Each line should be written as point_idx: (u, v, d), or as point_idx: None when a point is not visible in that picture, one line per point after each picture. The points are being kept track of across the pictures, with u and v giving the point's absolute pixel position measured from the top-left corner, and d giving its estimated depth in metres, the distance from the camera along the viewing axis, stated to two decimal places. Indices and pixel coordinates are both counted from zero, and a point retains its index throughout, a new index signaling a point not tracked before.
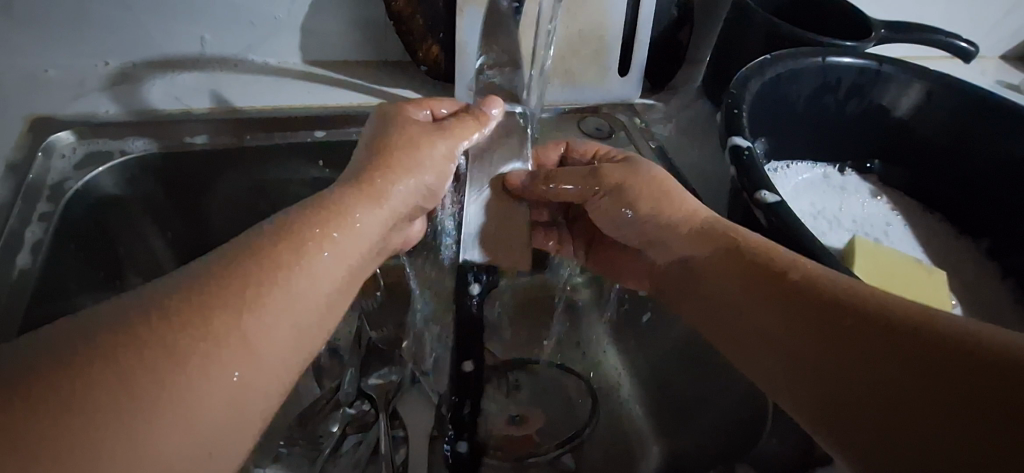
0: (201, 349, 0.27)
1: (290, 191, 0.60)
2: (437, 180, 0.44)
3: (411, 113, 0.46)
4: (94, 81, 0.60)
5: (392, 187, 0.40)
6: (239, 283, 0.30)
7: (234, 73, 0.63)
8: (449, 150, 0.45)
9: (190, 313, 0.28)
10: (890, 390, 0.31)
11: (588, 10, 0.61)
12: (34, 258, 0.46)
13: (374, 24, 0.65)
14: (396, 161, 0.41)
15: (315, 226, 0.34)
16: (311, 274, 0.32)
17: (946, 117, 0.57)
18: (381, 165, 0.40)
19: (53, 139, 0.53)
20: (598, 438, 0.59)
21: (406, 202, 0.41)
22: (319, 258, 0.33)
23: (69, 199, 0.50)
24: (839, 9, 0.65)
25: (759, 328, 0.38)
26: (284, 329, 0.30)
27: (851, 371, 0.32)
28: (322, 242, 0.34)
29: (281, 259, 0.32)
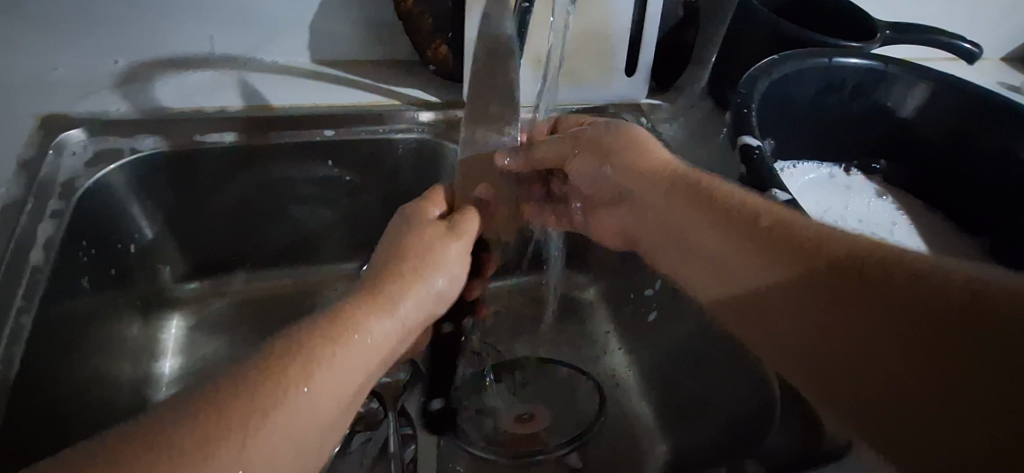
0: (239, 434, 0.29)
1: (298, 189, 0.60)
2: (449, 284, 0.44)
3: (425, 210, 0.47)
4: (102, 79, 0.60)
5: (403, 297, 0.40)
6: (275, 374, 0.31)
7: (242, 71, 0.63)
8: (461, 253, 0.46)
9: (231, 399, 0.30)
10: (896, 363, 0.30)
11: (595, 11, 0.62)
12: (46, 255, 0.46)
13: (382, 23, 0.65)
14: (411, 269, 0.42)
15: (346, 317, 0.36)
16: (339, 363, 0.34)
17: (948, 117, 0.58)
18: (399, 274, 0.41)
19: (63, 137, 0.54)
20: (605, 435, 0.59)
21: (418, 312, 0.41)
22: (348, 347, 0.35)
23: (79, 197, 0.50)
24: (843, 10, 0.65)
25: (761, 300, 0.37)
26: (311, 419, 0.32)
27: (857, 346, 0.32)
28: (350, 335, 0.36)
29: (317, 349, 0.34)
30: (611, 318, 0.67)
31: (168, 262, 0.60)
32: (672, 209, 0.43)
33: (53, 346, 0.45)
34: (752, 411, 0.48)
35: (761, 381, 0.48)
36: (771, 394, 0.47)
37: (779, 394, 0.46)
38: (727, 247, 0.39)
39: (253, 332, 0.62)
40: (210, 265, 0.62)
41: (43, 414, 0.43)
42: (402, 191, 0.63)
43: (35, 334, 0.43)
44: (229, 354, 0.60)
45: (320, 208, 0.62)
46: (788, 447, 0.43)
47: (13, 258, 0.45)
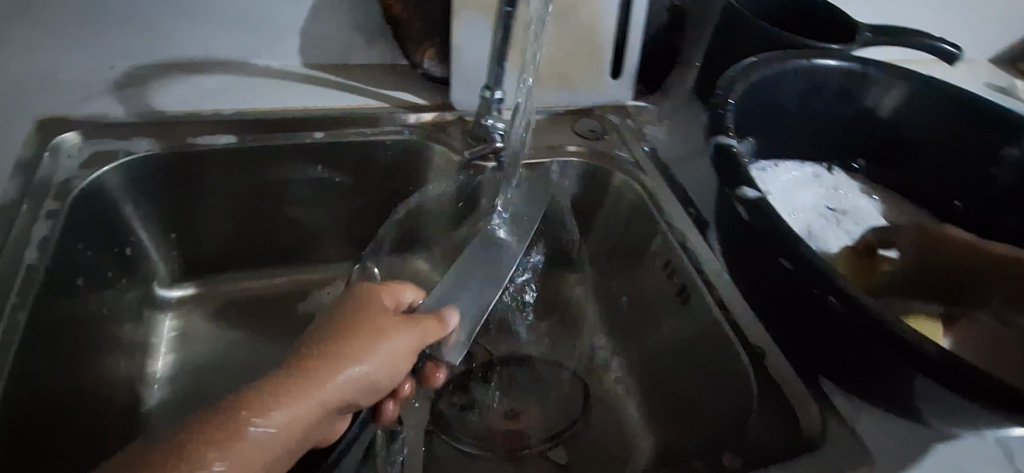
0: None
1: (288, 191, 0.62)
2: (406, 361, 0.42)
3: (379, 296, 0.45)
4: (100, 83, 0.61)
5: (331, 382, 0.38)
6: (220, 428, 0.34)
7: (236, 75, 0.64)
8: (412, 347, 0.42)
9: (197, 444, 0.33)
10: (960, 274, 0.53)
11: (581, 16, 0.63)
12: (41, 254, 0.47)
13: (374, 27, 0.66)
14: (370, 347, 0.40)
15: (309, 376, 0.38)
16: (272, 431, 0.35)
17: (968, 148, 0.58)
18: (362, 346, 0.40)
19: (59, 140, 0.55)
20: (591, 434, 0.60)
21: (351, 396, 0.39)
22: (284, 411, 0.36)
23: (75, 197, 0.52)
24: (827, 15, 0.67)
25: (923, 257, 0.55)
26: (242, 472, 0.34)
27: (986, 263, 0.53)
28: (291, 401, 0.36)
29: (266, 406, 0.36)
30: (601, 317, 0.68)
31: (163, 261, 0.61)
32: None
33: (48, 345, 0.46)
34: (732, 408, 0.49)
35: (740, 375, 0.49)
36: (750, 390, 0.47)
37: (758, 391, 0.47)
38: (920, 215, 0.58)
39: (247, 333, 0.63)
40: (203, 266, 0.63)
41: (38, 409, 0.44)
42: (393, 192, 0.64)
43: (30, 331, 0.44)
44: (224, 355, 0.61)
45: (311, 209, 0.63)
46: (771, 443, 0.43)
47: (9, 258, 0.46)
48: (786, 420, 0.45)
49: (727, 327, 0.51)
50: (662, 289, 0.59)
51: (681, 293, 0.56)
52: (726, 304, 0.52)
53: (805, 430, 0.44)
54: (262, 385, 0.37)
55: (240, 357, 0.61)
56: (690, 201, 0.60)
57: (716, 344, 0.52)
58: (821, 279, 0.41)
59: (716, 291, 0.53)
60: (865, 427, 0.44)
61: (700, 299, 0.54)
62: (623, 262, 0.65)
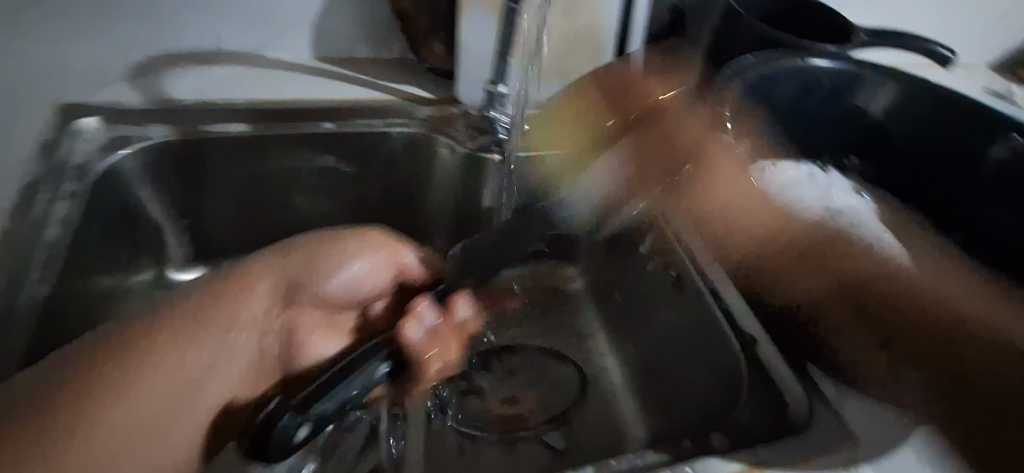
0: (113, 389, 0.43)
1: (296, 179, 0.63)
2: (346, 288, 0.52)
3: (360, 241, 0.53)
4: (117, 71, 0.63)
5: (331, 276, 0.52)
6: (182, 331, 0.48)
7: (248, 66, 0.66)
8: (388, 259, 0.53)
9: (119, 365, 0.45)
10: (918, 363, 0.47)
11: (583, 14, 0.65)
12: (60, 231, 0.49)
13: (383, 22, 0.68)
14: (313, 274, 0.52)
15: (207, 310, 0.50)
16: (176, 355, 0.47)
17: (947, 148, 0.59)
18: (299, 273, 0.52)
19: (77, 124, 0.57)
20: (587, 421, 0.61)
21: (346, 291, 0.53)
22: (173, 357, 0.47)
23: (93, 178, 0.54)
24: (823, 17, 0.68)
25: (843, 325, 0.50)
26: (174, 377, 0.47)
27: (927, 342, 0.49)
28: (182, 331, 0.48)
29: (125, 360, 0.45)
30: (598, 309, 0.70)
31: (173, 246, 0.63)
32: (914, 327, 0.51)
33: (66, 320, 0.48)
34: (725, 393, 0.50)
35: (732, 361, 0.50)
36: (742, 376, 0.49)
37: (750, 376, 0.48)
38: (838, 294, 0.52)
39: None
40: (207, 250, 0.65)
41: None
42: (398, 182, 0.66)
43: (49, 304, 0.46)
44: None
45: (318, 198, 0.65)
46: (759, 425, 0.45)
47: (30, 235, 0.48)
48: (774, 404, 0.46)
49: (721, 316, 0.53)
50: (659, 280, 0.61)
51: (677, 284, 0.59)
52: (717, 291, 0.55)
53: (792, 411, 0.45)
54: (200, 303, 0.50)
55: None
56: (687, 196, 0.62)
57: (709, 332, 0.54)
58: None
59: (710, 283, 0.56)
60: (854, 414, 0.45)
61: (695, 289, 0.56)
62: (620, 255, 0.67)
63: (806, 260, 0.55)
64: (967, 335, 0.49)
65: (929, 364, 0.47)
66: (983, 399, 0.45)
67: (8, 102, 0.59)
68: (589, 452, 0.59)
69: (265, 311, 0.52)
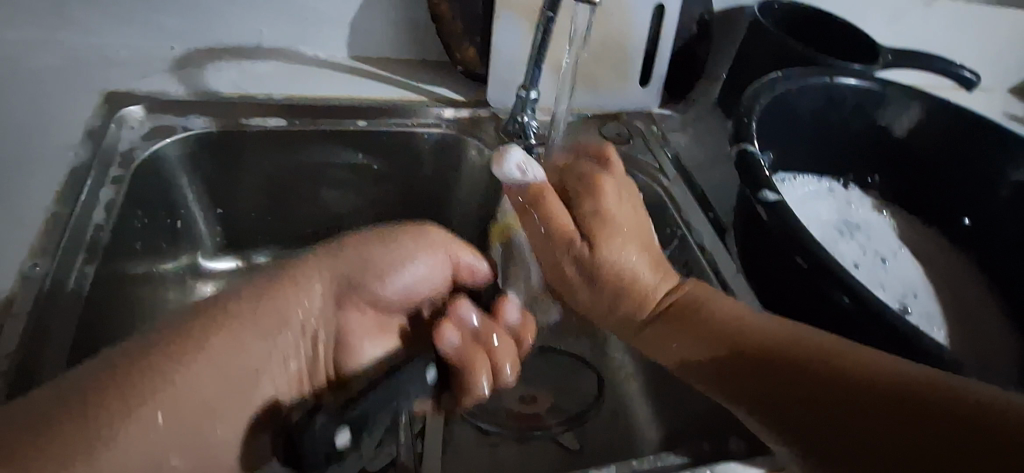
0: (144, 380, 0.34)
1: (328, 174, 0.65)
2: (410, 285, 0.48)
3: (424, 234, 0.48)
4: (160, 62, 0.65)
5: (389, 278, 0.46)
6: (259, 311, 0.40)
7: (286, 62, 0.68)
8: (446, 260, 0.49)
9: (139, 364, 0.35)
10: (879, 430, 0.37)
11: (615, 24, 0.66)
12: (107, 215, 0.51)
13: (418, 25, 0.70)
14: (372, 272, 0.45)
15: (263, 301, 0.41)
16: (242, 339, 0.39)
17: (972, 169, 0.61)
18: (360, 270, 0.45)
19: (124, 113, 0.59)
20: (602, 423, 0.63)
21: (400, 292, 0.48)
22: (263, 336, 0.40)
23: (137, 166, 0.55)
24: (849, 36, 0.70)
25: (757, 394, 0.41)
26: (238, 361, 0.39)
27: (816, 377, 0.40)
28: (277, 302, 0.41)
29: (163, 363, 0.35)
30: None
31: (206, 233, 0.65)
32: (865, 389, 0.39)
33: (108, 303, 0.50)
34: None
35: None
36: None
37: None
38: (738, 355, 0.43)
39: None
40: (240, 240, 0.67)
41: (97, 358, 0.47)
42: (425, 181, 0.68)
43: (95, 286, 0.47)
44: None
45: (348, 192, 0.67)
46: None
47: (77, 216, 0.50)
48: None
49: None
50: None
51: None
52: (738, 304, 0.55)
53: None
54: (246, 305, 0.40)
55: None
56: (710, 206, 0.63)
57: None
58: (834, 276, 0.44)
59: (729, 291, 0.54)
60: None
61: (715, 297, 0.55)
62: None
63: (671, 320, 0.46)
64: (832, 374, 0.39)
65: (902, 416, 0.37)
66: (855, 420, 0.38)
67: (54, 88, 0.61)
68: (603, 454, 0.60)
69: (319, 311, 0.44)
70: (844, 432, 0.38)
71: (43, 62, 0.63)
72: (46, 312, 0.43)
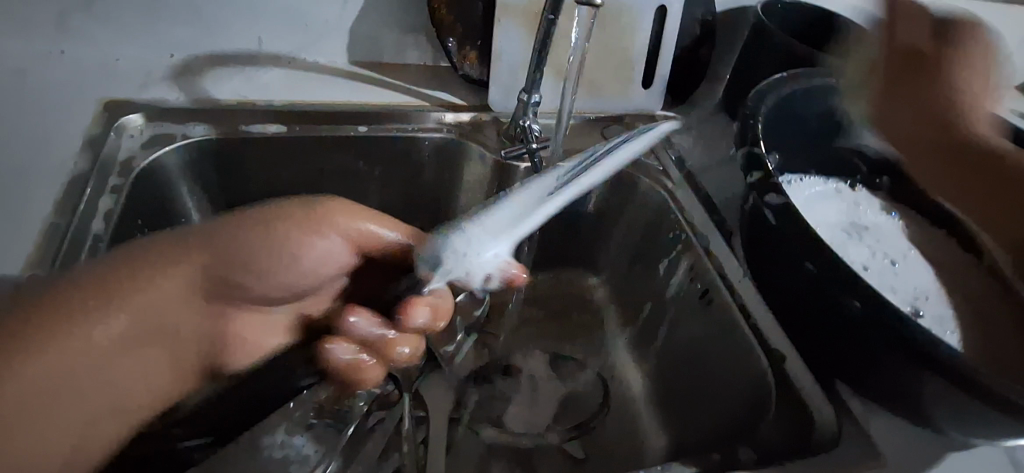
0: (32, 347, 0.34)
1: (330, 181, 0.65)
2: (310, 269, 0.47)
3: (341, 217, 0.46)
4: (160, 71, 0.65)
5: (288, 265, 0.46)
6: (75, 302, 0.36)
7: (286, 69, 0.68)
8: (334, 241, 0.46)
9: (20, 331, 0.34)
10: (966, 163, 0.50)
11: (616, 27, 0.66)
12: (106, 224, 0.50)
13: (418, 30, 0.69)
14: (254, 265, 0.44)
15: (132, 281, 0.38)
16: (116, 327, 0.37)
17: None
18: (228, 264, 0.43)
19: (123, 121, 0.58)
20: (607, 429, 0.62)
21: (284, 278, 0.46)
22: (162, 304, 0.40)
23: (136, 174, 0.55)
24: (855, 34, 0.69)
25: (934, 141, 0.50)
26: (117, 347, 0.38)
27: (929, 119, 0.50)
28: (120, 293, 0.38)
29: (33, 340, 0.34)
30: (620, 317, 0.70)
31: None
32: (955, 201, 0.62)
33: None
34: (750, 406, 0.50)
35: (758, 378, 0.50)
36: (767, 391, 0.49)
37: (775, 391, 0.48)
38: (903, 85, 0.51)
39: None
40: None
41: None
42: (426, 187, 0.67)
43: None
44: None
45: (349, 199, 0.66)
46: (783, 441, 0.45)
47: (75, 226, 0.49)
48: (801, 421, 0.46)
49: (747, 331, 0.52)
50: (683, 291, 0.61)
51: (704, 298, 0.58)
52: (745, 308, 0.54)
53: (819, 428, 0.45)
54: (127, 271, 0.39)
55: None
56: (715, 209, 0.62)
57: (736, 348, 0.53)
58: (842, 286, 0.43)
59: (739, 298, 0.55)
60: (879, 430, 0.47)
61: (724, 302, 0.55)
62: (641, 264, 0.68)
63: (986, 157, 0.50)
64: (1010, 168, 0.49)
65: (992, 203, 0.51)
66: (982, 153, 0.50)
67: (54, 98, 0.61)
68: (610, 461, 0.59)
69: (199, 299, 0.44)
70: (944, 165, 0.51)
71: (42, 73, 0.63)
72: None
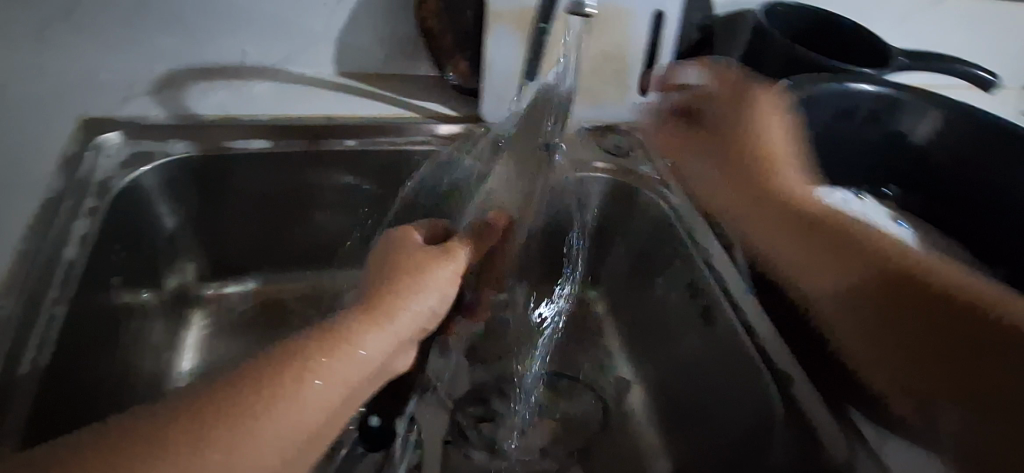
0: (227, 437, 0.31)
1: (318, 196, 0.63)
2: (430, 310, 0.44)
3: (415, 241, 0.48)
4: (141, 86, 0.63)
5: (399, 313, 0.42)
6: (274, 383, 0.34)
7: (272, 81, 0.66)
8: (453, 278, 0.46)
9: (225, 411, 0.31)
10: (915, 319, 0.46)
11: (613, 34, 0.63)
12: (81, 249, 0.48)
13: (408, 39, 0.67)
14: (402, 316, 0.42)
15: (320, 348, 0.36)
16: (308, 406, 0.34)
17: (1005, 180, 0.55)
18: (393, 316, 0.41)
19: (101, 139, 0.56)
20: (609, 451, 0.60)
21: (410, 330, 0.42)
22: (338, 362, 0.36)
23: (114, 194, 0.53)
24: (859, 38, 0.66)
25: (825, 273, 0.52)
26: (313, 428, 0.35)
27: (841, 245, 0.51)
28: (319, 370, 0.35)
29: (235, 407, 0.32)
30: (620, 332, 0.68)
31: (191, 261, 0.62)
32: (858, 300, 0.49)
33: (84, 341, 0.47)
34: (756, 430, 0.48)
35: (764, 401, 0.48)
36: (773, 413, 0.46)
37: (782, 414, 0.46)
38: (774, 199, 0.56)
39: (270, 339, 0.63)
40: (230, 264, 0.64)
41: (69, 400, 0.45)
42: (418, 202, 0.65)
43: (67, 326, 0.45)
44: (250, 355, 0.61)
45: (338, 215, 0.64)
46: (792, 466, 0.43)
47: (50, 252, 0.47)
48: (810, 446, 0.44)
49: (752, 350, 0.50)
50: (685, 307, 0.58)
51: (705, 315, 0.55)
52: (750, 326, 0.51)
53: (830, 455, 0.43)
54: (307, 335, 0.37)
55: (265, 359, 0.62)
56: (716, 222, 0.60)
57: (742, 368, 0.50)
58: None
59: (742, 315, 0.52)
60: (897, 458, 0.43)
61: (726, 320, 0.53)
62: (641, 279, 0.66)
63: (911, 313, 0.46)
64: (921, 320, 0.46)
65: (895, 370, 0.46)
66: (927, 345, 0.45)
67: (35, 115, 0.59)
68: None
69: (386, 352, 0.40)
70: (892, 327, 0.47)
71: (21, 87, 0.61)
72: (15, 357, 0.41)
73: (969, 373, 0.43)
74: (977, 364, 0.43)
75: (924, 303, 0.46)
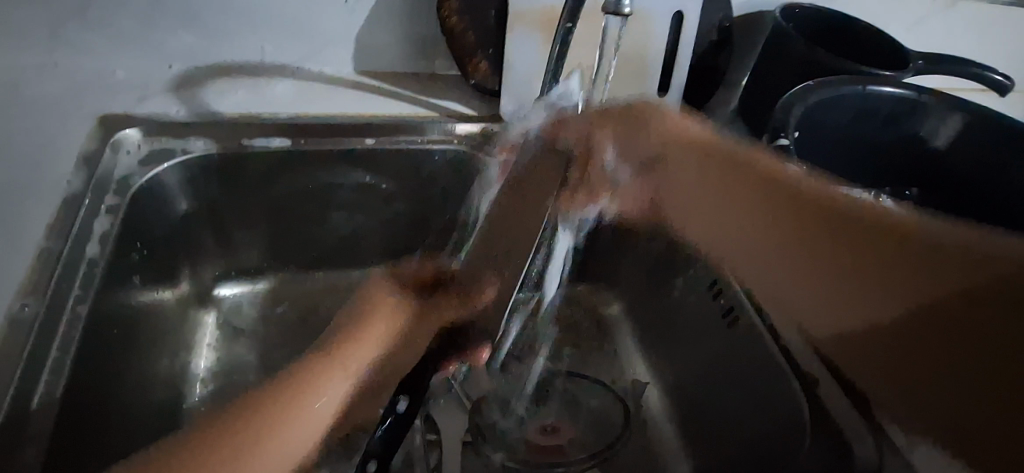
0: None
1: (335, 195, 0.62)
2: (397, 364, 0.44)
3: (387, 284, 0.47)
4: (158, 83, 0.62)
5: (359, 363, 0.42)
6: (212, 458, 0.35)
7: (289, 79, 0.65)
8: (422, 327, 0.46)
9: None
10: (914, 337, 0.42)
11: (633, 35, 0.63)
12: (102, 248, 0.48)
13: (427, 38, 0.67)
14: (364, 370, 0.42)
15: (264, 414, 0.37)
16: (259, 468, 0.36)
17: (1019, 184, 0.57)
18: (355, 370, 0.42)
19: (119, 136, 0.56)
20: (628, 453, 0.60)
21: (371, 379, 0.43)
22: (288, 427, 0.37)
23: (134, 192, 0.52)
24: (876, 40, 0.67)
25: (813, 256, 0.47)
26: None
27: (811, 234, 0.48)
28: (265, 440, 0.36)
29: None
30: (637, 334, 0.68)
31: (207, 260, 0.62)
32: (786, 230, 0.49)
33: (106, 340, 0.47)
34: (780, 432, 0.48)
35: (790, 401, 0.47)
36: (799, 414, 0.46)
37: (809, 415, 0.45)
38: (738, 184, 0.51)
39: (287, 339, 0.63)
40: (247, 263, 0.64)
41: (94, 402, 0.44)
42: (436, 202, 0.65)
43: (89, 325, 0.44)
44: (266, 355, 0.61)
45: (356, 214, 0.64)
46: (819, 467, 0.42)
47: (71, 250, 0.47)
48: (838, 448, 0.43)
49: (777, 352, 0.50)
50: (706, 309, 0.58)
51: (728, 316, 0.55)
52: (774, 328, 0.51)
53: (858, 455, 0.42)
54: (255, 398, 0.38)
55: (282, 358, 0.61)
56: None
57: (768, 369, 0.50)
58: None
59: (765, 317, 0.52)
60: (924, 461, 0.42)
61: (749, 322, 0.53)
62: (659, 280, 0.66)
63: (918, 332, 0.42)
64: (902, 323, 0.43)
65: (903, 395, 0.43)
66: (910, 337, 0.42)
67: (51, 112, 0.59)
68: None
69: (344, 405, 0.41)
70: (889, 349, 0.43)
71: (37, 84, 0.61)
72: (38, 357, 0.40)
73: (990, 367, 0.39)
74: (924, 374, 0.41)
75: (933, 309, 0.42)
